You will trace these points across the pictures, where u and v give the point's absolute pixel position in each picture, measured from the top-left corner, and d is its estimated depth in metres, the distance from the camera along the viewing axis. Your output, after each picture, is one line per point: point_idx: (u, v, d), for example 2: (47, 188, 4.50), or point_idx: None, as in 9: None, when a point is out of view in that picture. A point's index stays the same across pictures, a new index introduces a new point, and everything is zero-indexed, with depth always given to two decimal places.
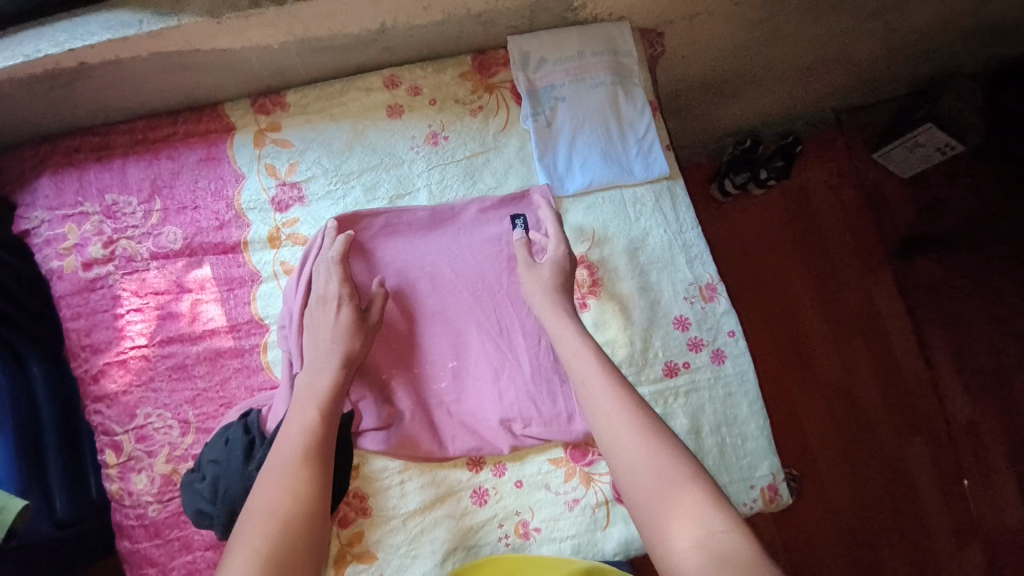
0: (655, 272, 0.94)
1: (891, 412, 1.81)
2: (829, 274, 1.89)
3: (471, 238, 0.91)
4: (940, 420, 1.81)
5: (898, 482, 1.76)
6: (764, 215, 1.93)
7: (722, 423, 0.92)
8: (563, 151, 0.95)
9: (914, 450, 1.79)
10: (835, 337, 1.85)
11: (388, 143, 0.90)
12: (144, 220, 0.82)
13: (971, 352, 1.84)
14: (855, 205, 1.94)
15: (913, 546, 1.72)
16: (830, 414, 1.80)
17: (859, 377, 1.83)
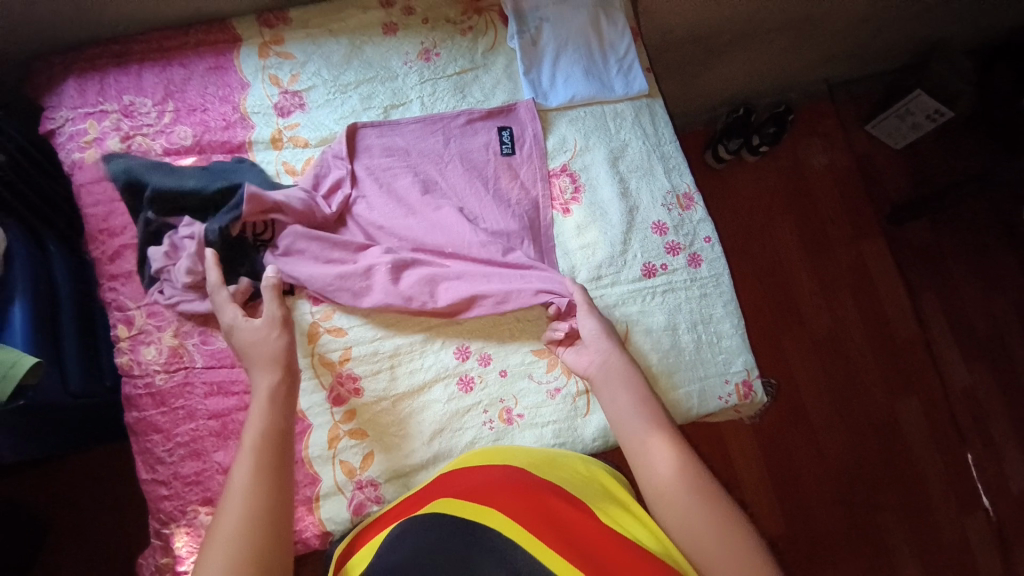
0: (634, 180, 0.99)
1: (884, 374, 1.79)
2: (820, 235, 1.90)
3: (461, 147, 0.96)
4: (935, 381, 1.80)
5: (893, 442, 1.73)
6: (757, 182, 1.93)
7: (699, 321, 0.96)
8: (548, 68, 1.01)
9: (908, 410, 1.77)
10: (827, 296, 1.84)
11: (384, 59, 0.97)
12: (158, 119, 0.90)
13: (964, 316, 1.86)
14: (847, 172, 1.97)
15: (911, 507, 1.69)
16: (827, 379, 1.77)
17: (850, 336, 1.81)
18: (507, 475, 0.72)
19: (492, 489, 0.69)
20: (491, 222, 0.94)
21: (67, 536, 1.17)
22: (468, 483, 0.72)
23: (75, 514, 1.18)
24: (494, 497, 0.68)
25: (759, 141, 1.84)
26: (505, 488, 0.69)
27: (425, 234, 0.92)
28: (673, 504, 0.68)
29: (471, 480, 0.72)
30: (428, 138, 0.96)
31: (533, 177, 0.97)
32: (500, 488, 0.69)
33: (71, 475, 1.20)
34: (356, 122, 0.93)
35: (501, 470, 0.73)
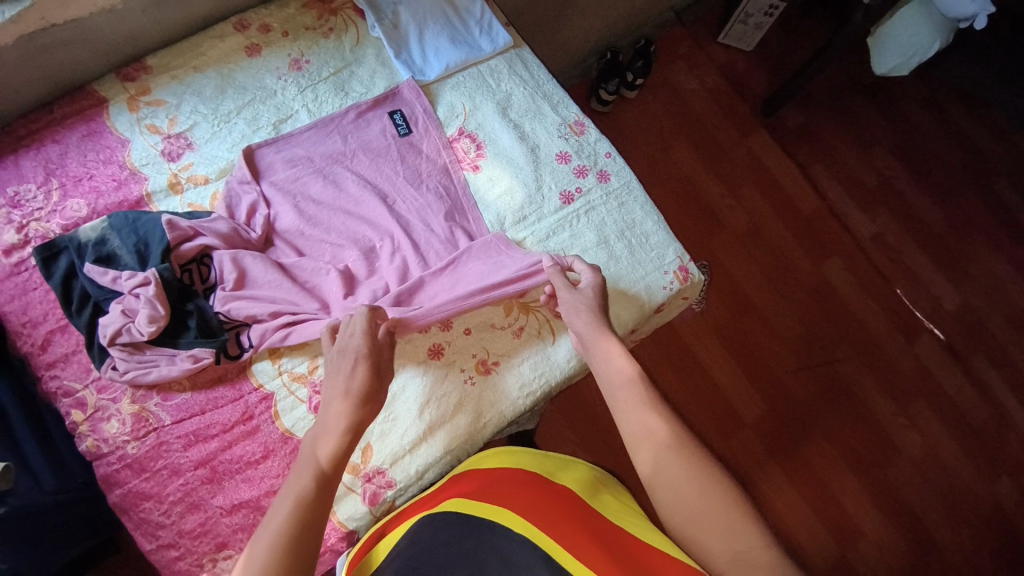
0: (527, 123, 1.06)
1: (806, 247, 1.97)
2: (711, 144, 2.06)
3: (361, 139, 0.99)
4: (849, 238, 2.00)
5: (829, 299, 1.91)
6: (644, 114, 2.07)
7: (625, 228, 1.04)
8: (416, 45, 1.06)
9: (834, 270, 1.95)
10: (734, 193, 2.01)
11: (257, 80, 0.99)
12: (47, 200, 0.87)
13: (849, 172, 2.08)
14: (716, 82, 2.14)
15: (864, 350, 1.86)
16: (763, 268, 1.92)
17: (766, 222, 1.98)
18: (524, 478, 0.77)
19: (521, 492, 0.73)
20: (410, 201, 0.98)
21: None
22: (489, 488, 0.75)
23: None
24: (522, 499, 0.71)
25: (632, 76, 1.98)
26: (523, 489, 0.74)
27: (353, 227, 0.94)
28: (667, 503, 0.64)
29: (492, 486, 0.75)
30: (327, 142, 0.98)
31: (435, 148, 1.02)
32: (528, 491, 0.74)
33: None
34: (250, 145, 0.95)
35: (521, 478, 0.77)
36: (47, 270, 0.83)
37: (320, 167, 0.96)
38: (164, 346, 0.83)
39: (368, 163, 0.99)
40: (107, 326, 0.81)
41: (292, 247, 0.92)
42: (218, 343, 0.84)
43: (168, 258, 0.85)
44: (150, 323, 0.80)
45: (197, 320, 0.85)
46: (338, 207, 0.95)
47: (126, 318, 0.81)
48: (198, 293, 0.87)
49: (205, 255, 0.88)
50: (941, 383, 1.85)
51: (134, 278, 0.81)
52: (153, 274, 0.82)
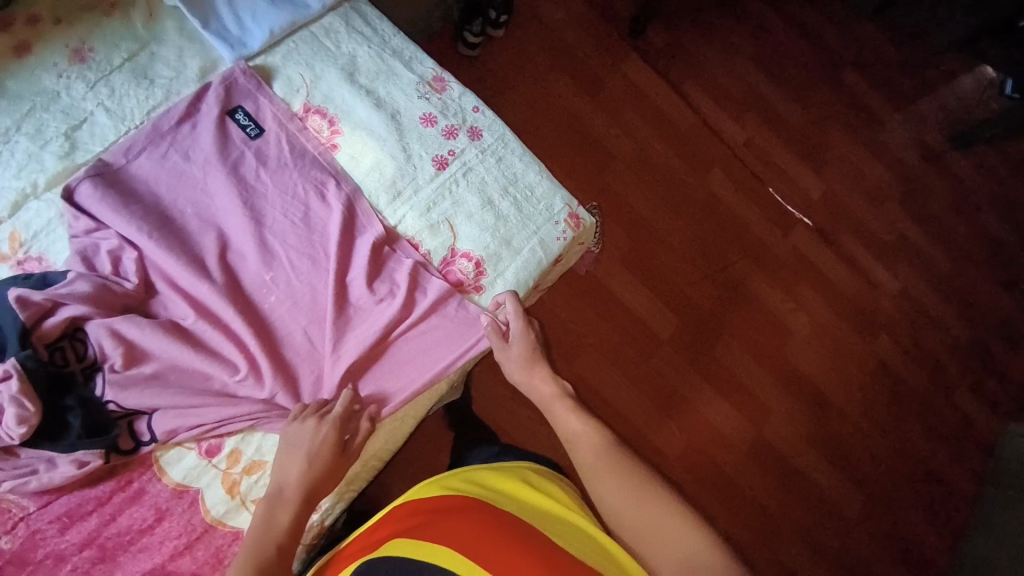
0: (380, 87, 0.95)
1: (691, 165, 2.03)
2: (586, 75, 2.02)
3: (204, 153, 0.83)
4: (728, 149, 2.08)
5: (717, 210, 2.00)
6: (515, 52, 1.99)
7: (508, 184, 0.99)
8: (228, 13, 0.89)
9: (717, 182, 2.04)
10: (617, 123, 2.01)
11: (32, 83, 0.80)
12: None
13: (717, 83, 2.14)
14: (581, 8, 2.09)
15: (754, 253, 1.99)
16: (660, 193, 1.97)
17: (652, 146, 2.01)
18: (468, 506, 0.71)
19: (461, 524, 0.67)
20: (277, 208, 0.85)
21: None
22: (432, 522, 0.68)
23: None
24: (462, 531, 0.66)
25: (495, 13, 1.87)
26: (467, 522, 0.67)
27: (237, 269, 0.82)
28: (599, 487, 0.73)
29: (435, 519, 0.69)
30: (165, 165, 0.82)
31: (294, 144, 0.89)
32: (474, 520, 0.68)
33: None
34: (69, 183, 0.78)
35: (467, 507, 0.71)
36: None
37: (159, 187, 0.81)
38: (41, 448, 0.69)
39: (213, 172, 0.83)
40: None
41: (179, 294, 0.77)
42: (112, 439, 0.71)
43: (28, 342, 0.70)
44: (20, 424, 0.66)
45: (80, 416, 0.70)
46: (206, 247, 0.80)
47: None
48: (77, 378, 0.73)
49: (77, 329, 0.74)
50: (821, 269, 2.02)
51: None
52: (11, 366, 0.66)
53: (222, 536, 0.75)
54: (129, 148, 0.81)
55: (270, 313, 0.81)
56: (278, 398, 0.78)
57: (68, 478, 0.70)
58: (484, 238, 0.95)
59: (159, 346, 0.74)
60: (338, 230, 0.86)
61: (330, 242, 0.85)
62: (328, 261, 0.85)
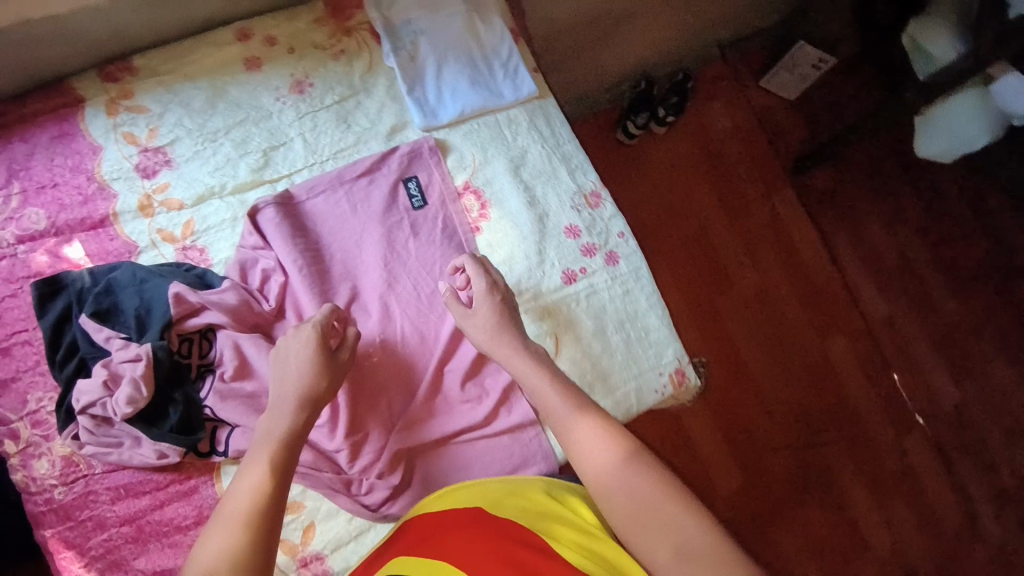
0: (539, 186, 0.97)
1: (811, 322, 1.89)
2: (733, 195, 1.97)
3: (371, 211, 0.90)
4: (858, 317, 1.92)
5: (826, 378, 1.84)
6: (668, 153, 1.98)
7: (625, 319, 0.96)
8: (432, 83, 0.96)
9: (835, 348, 1.88)
10: (750, 254, 1.92)
11: (252, 97, 0.89)
12: (4, 205, 0.80)
13: (871, 248, 1.98)
14: (750, 130, 2.04)
15: (853, 439, 1.80)
16: (768, 336, 1.85)
17: (778, 288, 1.90)
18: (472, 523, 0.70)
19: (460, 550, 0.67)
20: (411, 279, 0.90)
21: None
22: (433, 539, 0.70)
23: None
24: (467, 557, 0.65)
25: (664, 112, 1.91)
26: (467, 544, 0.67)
27: (355, 322, 0.87)
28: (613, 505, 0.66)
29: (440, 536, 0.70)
30: (335, 211, 0.89)
31: (450, 225, 0.93)
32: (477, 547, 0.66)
33: None
34: (255, 204, 0.86)
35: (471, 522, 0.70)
36: (42, 308, 0.77)
37: (324, 228, 0.88)
38: (133, 426, 0.74)
39: (372, 231, 0.90)
40: (83, 394, 0.72)
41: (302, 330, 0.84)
42: (192, 443, 0.75)
43: (166, 333, 0.76)
44: (128, 404, 0.72)
45: (178, 412, 0.75)
46: (338, 295, 0.87)
47: (105, 392, 0.72)
48: (190, 374, 0.77)
49: (210, 329, 0.79)
50: (923, 486, 1.79)
51: (127, 351, 0.73)
52: (146, 351, 0.73)
53: None
54: (311, 186, 0.89)
55: (374, 367, 0.86)
56: (339, 454, 0.83)
57: (145, 463, 0.75)
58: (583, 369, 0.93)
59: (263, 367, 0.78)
60: (456, 322, 0.89)
61: (445, 329, 0.89)
62: (439, 340, 0.89)
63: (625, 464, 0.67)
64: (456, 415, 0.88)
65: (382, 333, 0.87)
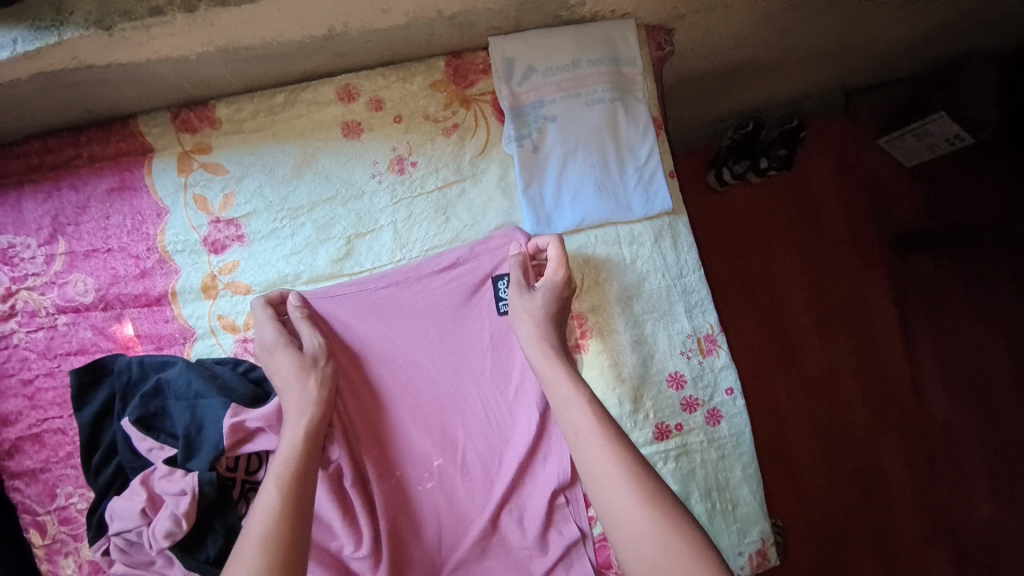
0: (649, 323, 0.83)
1: (875, 425, 1.50)
2: (819, 263, 1.56)
3: (452, 318, 0.75)
4: (939, 446, 1.49)
5: (877, 501, 1.46)
6: (752, 206, 1.56)
7: (714, 487, 0.85)
8: (552, 183, 0.80)
9: (898, 483, 1.47)
10: (821, 331, 1.54)
11: (345, 171, 0.76)
12: (46, 267, 0.69)
13: (954, 347, 1.53)
14: (855, 188, 1.58)
15: None
16: (830, 455, 1.48)
17: (841, 380, 1.52)
18: None
19: None
20: (480, 403, 0.76)
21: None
22: None
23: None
24: None
25: (767, 164, 1.46)
26: None
27: (410, 447, 0.75)
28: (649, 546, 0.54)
29: None
30: (409, 309, 0.74)
31: None
32: None
33: None
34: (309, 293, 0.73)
35: None
36: (80, 400, 0.68)
37: (392, 329, 0.74)
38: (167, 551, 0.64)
39: (449, 341, 0.75)
40: (117, 518, 0.64)
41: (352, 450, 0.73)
42: None
43: (216, 462, 0.65)
44: (166, 537, 0.62)
45: (218, 545, 0.64)
46: (399, 412, 0.75)
47: (140, 522, 0.63)
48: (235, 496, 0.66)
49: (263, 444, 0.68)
50: None
51: (172, 475, 0.63)
52: (191, 484, 0.63)
53: None
54: (381, 282, 0.74)
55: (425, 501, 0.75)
56: None
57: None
58: None
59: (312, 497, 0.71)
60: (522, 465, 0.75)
61: (510, 468, 0.75)
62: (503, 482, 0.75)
63: (665, 505, 0.56)
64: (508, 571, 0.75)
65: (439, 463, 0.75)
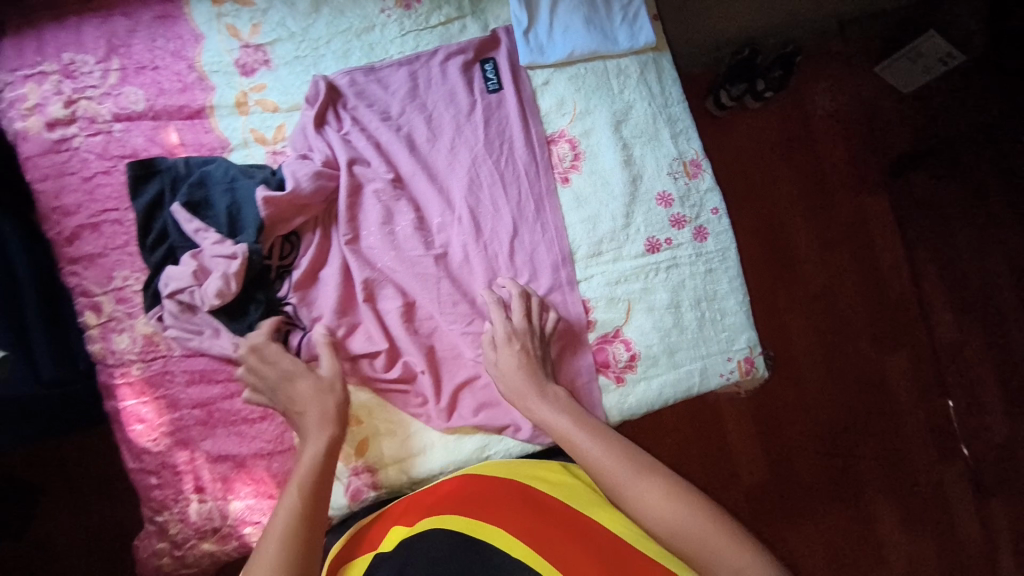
0: (638, 147, 0.91)
1: (875, 335, 1.54)
2: (819, 189, 1.60)
3: (443, 99, 0.87)
4: (940, 349, 1.53)
5: (876, 411, 1.50)
6: (755, 126, 1.60)
7: (702, 297, 0.93)
8: (545, 18, 0.89)
9: (900, 387, 1.51)
10: (823, 256, 1.57)
11: (357, 5, 0.86)
12: (102, 80, 0.79)
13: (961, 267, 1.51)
14: (852, 120, 1.63)
15: (898, 487, 1.46)
16: (835, 369, 1.50)
17: (847, 299, 1.55)
18: (522, 494, 0.74)
19: (504, 508, 0.72)
20: (470, 177, 0.87)
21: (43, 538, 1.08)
22: (474, 494, 0.74)
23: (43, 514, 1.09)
24: (515, 521, 0.70)
25: (764, 87, 1.49)
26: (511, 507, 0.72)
27: (409, 236, 0.86)
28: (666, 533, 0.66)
29: (477, 496, 0.74)
30: (410, 91, 0.87)
31: (528, 139, 0.89)
32: (523, 510, 0.72)
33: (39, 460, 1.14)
34: (323, 77, 0.84)
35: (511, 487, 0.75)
36: (135, 191, 0.78)
37: (394, 112, 0.86)
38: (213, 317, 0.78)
39: (446, 124, 0.87)
40: (172, 282, 0.76)
41: (360, 221, 0.85)
42: None
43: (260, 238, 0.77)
44: (217, 297, 0.74)
45: (258, 312, 0.78)
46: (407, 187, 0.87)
47: (193, 281, 0.75)
48: (270, 275, 0.81)
49: (293, 233, 0.83)
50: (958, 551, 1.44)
51: (222, 247, 0.75)
52: (241, 251, 0.75)
53: (299, 461, 0.81)
54: (406, 129, 0.86)
55: (427, 267, 0.86)
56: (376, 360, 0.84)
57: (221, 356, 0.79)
58: (635, 327, 0.91)
59: (332, 276, 0.83)
60: (510, 234, 0.88)
61: (501, 236, 0.88)
62: (500, 247, 0.88)
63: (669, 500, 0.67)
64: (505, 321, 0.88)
65: (440, 228, 0.87)
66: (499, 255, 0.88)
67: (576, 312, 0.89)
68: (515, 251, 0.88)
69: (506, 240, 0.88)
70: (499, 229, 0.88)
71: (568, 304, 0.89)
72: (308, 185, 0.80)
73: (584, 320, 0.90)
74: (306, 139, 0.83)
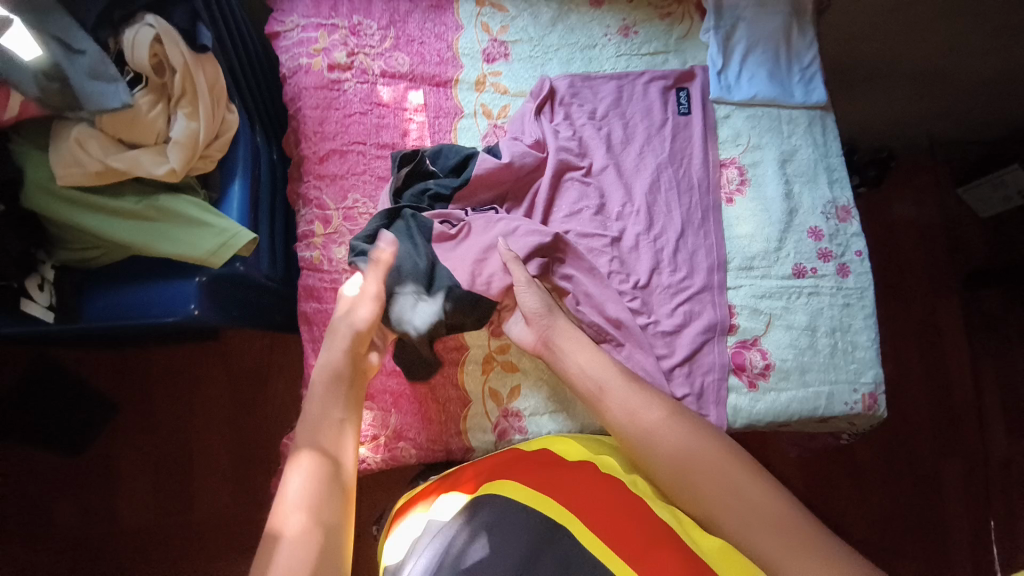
0: (798, 184, 1.04)
1: (937, 442, 1.44)
2: (894, 280, 1.57)
3: (641, 111, 1.02)
4: (1000, 480, 1.43)
5: (932, 518, 1.39)
6: None
7: (838, 328, 0.99)
8: (736, 66, 1.06)
9: (950, 506, 1.40)
10: (887, 344, 1.52)
11: (587, 27, 1.05)
12: (380, 43, 0.97)
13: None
14: (931, 229, 1.61)
15: None
16: (892, 465, 1.42)
17: (909, 396, 1.48)
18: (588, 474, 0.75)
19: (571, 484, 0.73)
20: (652, 179, 1.00)
21: (157, 420, 1.26)
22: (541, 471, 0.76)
23: (162, 400, 1.27)
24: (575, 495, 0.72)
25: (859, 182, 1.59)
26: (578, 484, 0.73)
27: (588, 219, 0.96)
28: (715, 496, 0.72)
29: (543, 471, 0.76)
30: (616, 99, 1.02)
31: (707, 160, 1.02)
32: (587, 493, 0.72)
33: (175, 358, 1.29)
34: (547, 77, 1.00)
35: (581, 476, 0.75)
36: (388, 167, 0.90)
37: (601, 113, 1.01)
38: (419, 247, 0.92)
39: (638, 131, 1.01)
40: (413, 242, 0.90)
41: (554, 201, 0.97)
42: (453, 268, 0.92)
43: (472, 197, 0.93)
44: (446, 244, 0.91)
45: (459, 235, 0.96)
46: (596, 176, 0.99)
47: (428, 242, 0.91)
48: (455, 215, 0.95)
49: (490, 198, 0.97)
50: None
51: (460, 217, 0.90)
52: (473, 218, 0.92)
53: (456, 392, 0.89)
54: (606, 129, 1.01)
55: (601, 247, 0.95)
56: None
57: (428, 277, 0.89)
58: (777, 345, 0.97)
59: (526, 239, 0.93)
60: (678, 234, 0.98)
61: (670, 233, 0.98)
62: (666, 243, 0.98)
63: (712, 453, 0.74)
64: (659, 307, 0.96)
65: (619, 214, 0.98)
66: (665, 249, 0.98)
67: (721, 317, 0.96)
68: (677, 250, 0.98)
69: (673, 238, 0.98)
70: (667, 227, 0.99)
71: (718, 306, 0.96)
72: (526, 159, 0.94)
73: (728, 324, 0.96)
74: (524, 124, 0.97)
